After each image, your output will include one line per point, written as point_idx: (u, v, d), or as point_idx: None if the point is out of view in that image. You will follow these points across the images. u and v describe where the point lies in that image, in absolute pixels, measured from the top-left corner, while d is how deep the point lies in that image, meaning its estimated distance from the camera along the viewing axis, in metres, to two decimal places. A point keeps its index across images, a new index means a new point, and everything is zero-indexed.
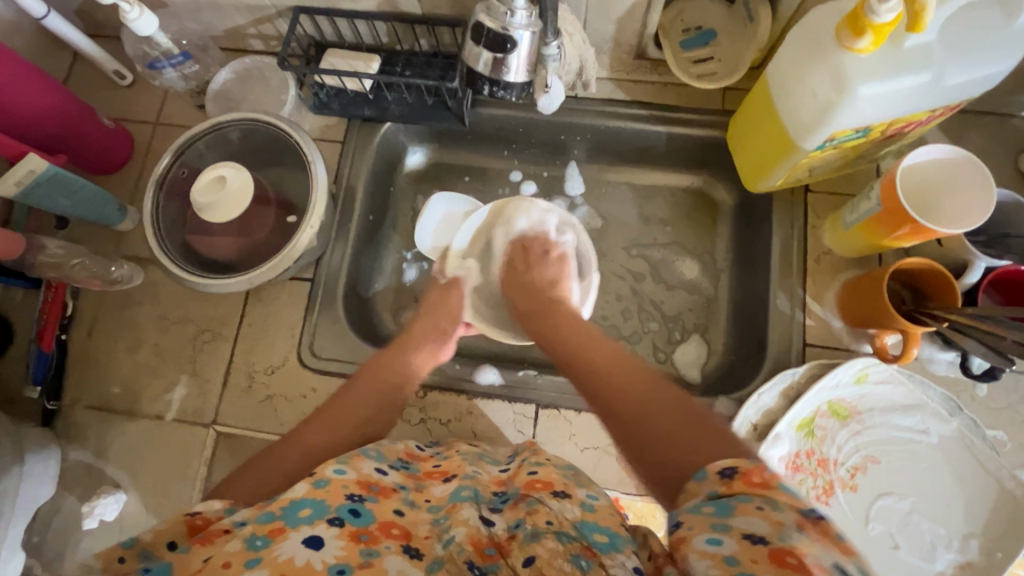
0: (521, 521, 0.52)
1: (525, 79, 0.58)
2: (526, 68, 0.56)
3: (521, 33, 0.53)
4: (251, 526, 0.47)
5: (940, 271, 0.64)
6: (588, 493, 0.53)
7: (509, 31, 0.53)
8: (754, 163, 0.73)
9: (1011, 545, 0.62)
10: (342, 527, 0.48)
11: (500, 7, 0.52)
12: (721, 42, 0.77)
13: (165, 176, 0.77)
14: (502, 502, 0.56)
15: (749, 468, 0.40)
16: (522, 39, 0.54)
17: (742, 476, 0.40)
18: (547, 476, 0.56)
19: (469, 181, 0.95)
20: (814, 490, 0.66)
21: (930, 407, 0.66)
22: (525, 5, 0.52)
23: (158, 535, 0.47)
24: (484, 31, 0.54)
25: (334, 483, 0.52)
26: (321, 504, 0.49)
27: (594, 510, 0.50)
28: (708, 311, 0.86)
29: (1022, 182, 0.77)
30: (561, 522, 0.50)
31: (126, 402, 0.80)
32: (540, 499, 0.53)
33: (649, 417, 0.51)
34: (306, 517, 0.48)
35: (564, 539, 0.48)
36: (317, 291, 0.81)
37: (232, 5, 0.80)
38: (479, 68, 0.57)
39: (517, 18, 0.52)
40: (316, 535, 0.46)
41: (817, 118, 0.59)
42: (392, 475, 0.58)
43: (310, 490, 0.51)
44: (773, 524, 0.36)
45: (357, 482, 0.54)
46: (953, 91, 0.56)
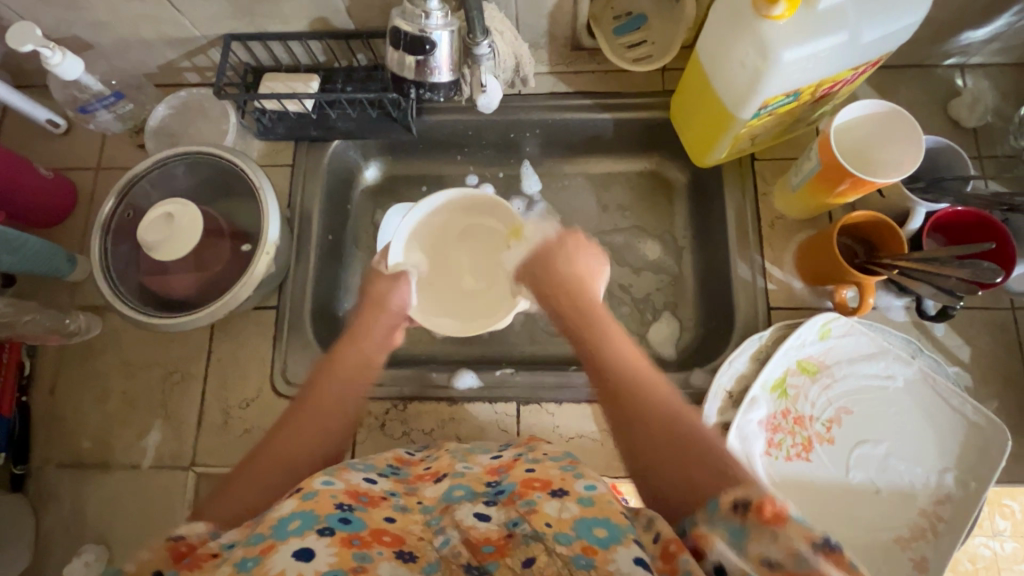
0: (519, 518, 0.52)
1: (450, 79, 0.61)
2: (449, 68, 0.60)
3: (438, 34, 0.56)
4: (240, 551, 0.46)
5: (884, 221, 0.67)
6: (585, 485, 0.53)
7: (427, 32, 0.55)
8: (698, 138, 0.75)
9: (984, 473, 0.64)
10: (332, 535, 0.48)
11: (414, 10, 0.54)
12: (651, 25, 0.79)
13: (111, 220, 0.75)
14: (496, 495, 0.56)
15: (762, 502, 0.42)
16: (440, 38, 0.57)
17: (755, 509, 0.42)
18: (543, 474, 0.56)
19: (426, 191, 0.96)
20: (794, 448, 0.67)
21: (891, 351, 0.69)
22: (438, 6, 0.54)
23: (141, 566, 0.45)
24: (402, 36, 0.56)
25: (322, 494, 0.52)
26: (309, 515, 0.49)
27: (592, 505, 0.50)
28: (675, 289, 0.87)
29: (951, 128, 0.80)
30: (560, 522, 0.49)
31: (99, 455, 0.78)
32: (538, 499, 0.53)
33: (661, 433, 0.54)
34: (296, 528, 0.47)
35: (564, 539, 0.48)
36: (284, 318, 0.80)
37: (161, 39, 0.79)
38: (403, 73, 0.60)
39: (433, 20, 0.55)
40: (307, 547, 0.46)
41: (748, 87, 0.60)
42: (381, 483, 0.59)
43: (299, 502, 0.50)
44: (788, 552, 0.39)
45: (346, 491, 0.54)
46: (871, 48, 0.58)
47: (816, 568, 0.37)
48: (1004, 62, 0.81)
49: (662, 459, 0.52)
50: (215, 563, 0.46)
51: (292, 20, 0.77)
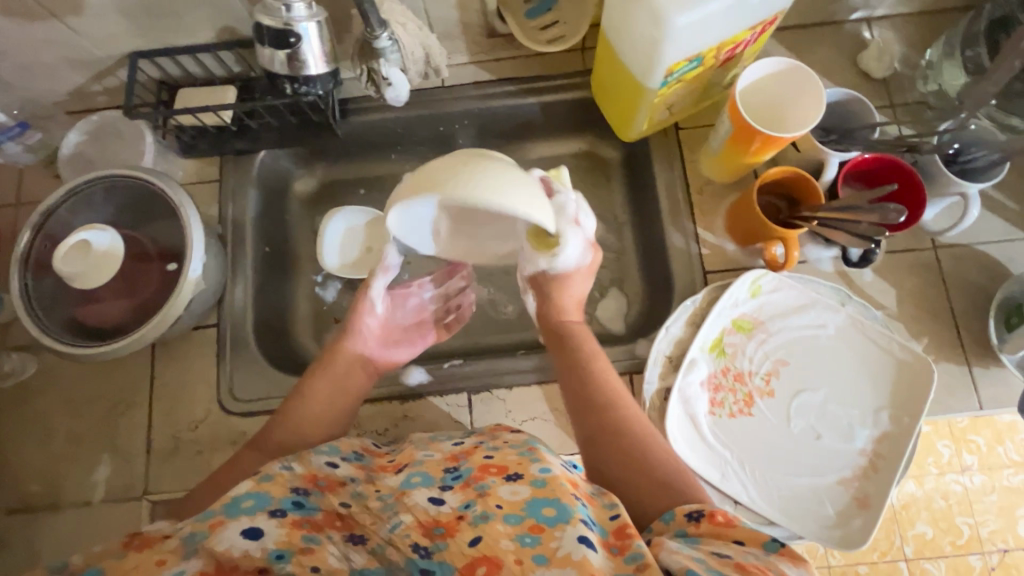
0: (471, 501, 0.51)
1: (326, 70, 0.63)
2: (323, 60, 0.62)
3: (304, 25, 0.58)
4: (189, 525, 0.46)
5: (800, 176, 0.69)
6: (541, 467, 0.52)
7: (291, 25, 0.58)
8: (617, 112, 0.76)
9: (915, 409, 0.66)
10: (284, 517, 0.49)
11: (275, 5, 0.57)
12: (562, 6, 0.80)
13: (30, 254, 0.73)
14: (452, 479, 0.55)
15: (714, 510, 0.47)
16: (307, 31, 0.59)
17: (708, 517, 0.47)
18: (501, 459, 0.55)
19: (365, 193, 0.94)
20: (736, 404, 0.69)
21: (821, 301, 0.70)
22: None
23: (93, 558, 0.43)
24: (266, 30, 0.58)
25: (279, 477, 0.53)
26: (264, 496, 0.50)
27: (544, 486, 0.50)
28: (619, 264, 0.88)
29: (863, 80, 0.83)
30: (510, 504, 0.49)
31: (47, 496, 0.76)
32: (491, 483, 0.52)
33: (631, 451, 0.58)
34: (248, 508, 0.48)
35: (511, 519, 0.48)
36: (226, 336, 0.79)
37: (64, 63, 0.77)
38: (276, 69, 0.62)
39: (296, 12, 0.57)
40: (256, 527, 0.47)
41: (650, 56, 0.62)
42: (343, 468, 0.57)
43: (256, 484, 0.51)
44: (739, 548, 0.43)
45: (304, 476, 0.54)
46: (762, 6, 0.59)
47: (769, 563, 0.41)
48: (907, 12, 0.84)
49: (625, 473, 0.57)
50: (165, 541, 0.45)
51: (198, 32, 0.75)
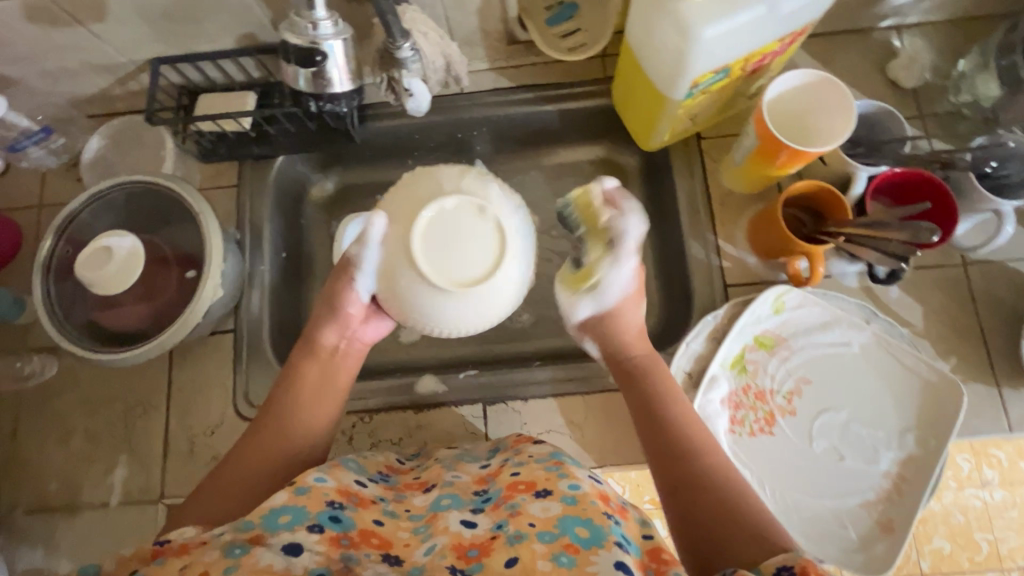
0: (504, 523, 0.51)
1: (350, 87, 0.63)
2: (347, 77, 0.62)
3: (331, 43, 0.57)
4: (229, 536, 0.46)
5: (825, 189, 0.67)
6: (570, 484, 0.53)
7: (318, 44, 0.57)
8: (638, 122, 0.75)
9: (943, 431, 0.65)
10: (323, 532, 0.48)
11: (301, 23, 0.56)
12: (583, 13, 0.78)
13: (52, 258, 0.73)
14: (483, 503, 0.55)
15: (806, 566, 0.42)
16: (332, 49, 0.58)
17: (801, 575, 0.42)
18: (528, 475, 0.55)
19: (381, 199, 0.94)
20: (757, 423, 0.68)
21: (846, 319, 0.69)
22: (326, 16, 0.56)
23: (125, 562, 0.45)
24: (292, 50, 0.57)
25: (314, 490, 0.52)
26: (301, 511, 0.49)
27: (575, 503, 0.50)
28: (637, 274, 0.87)
29: (892, 89, 0.81)
30: (544, 522, 0.49)
31: (65, 496, 0.77)
32: (522, 501, 0.52)
33: (713, 498, 0.53)
34: (286, 523, 0.48)
35: (546, 539, 0.47)
36: (242, 341, 0.79)
37: (86, 68, 0.77)
38: (300, 86, 0.61)
39: (322, 30, 0.56)
40: (296, 543, 0.46)
41: (674, 68, 0.60)
42: (372, 487, 0.58)
43: (292, 497, 0.50)
44: None
45: (337, 490, 0.54)
46: (792, 18, 0.58)
47: None
48: (938, 19, 0.82)
49: (710, 523, 0.52)
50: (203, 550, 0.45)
51: (218, 38, 0.75)
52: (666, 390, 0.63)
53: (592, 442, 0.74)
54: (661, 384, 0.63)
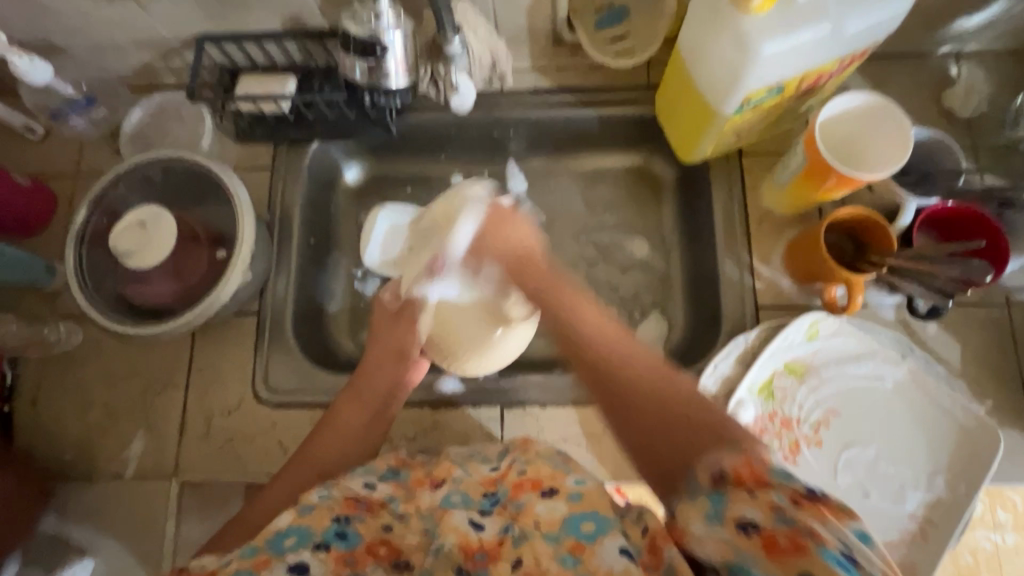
0: (509, 525, 0.50)
1: (406, 82, 0.62)
2: (404, 71, 0.61)
3: (391, 36, 0.57)
4: (234, 563, 0.44)
5: (873, 218, 0.65)
6: (575, 481, 0.52)
7: (378, 35, 0.56)
8: (681, 136, 0.73)
9: (975, 476, 0.63)
10: (328, 551, 0.48)
11: (363, 14, 0.55)
12: (633, 19, 0.77)
13: (85, 229, 0.74)
14: (491, 504, 0.53)
15: (738, 466, 0.40)
16: (393, 39, 0.58)
17: (734, 475, 0.41)
18: (536, 473, 0.54)
19: (411, 192, 0.93)
20: (782, 451, 0.66)
21: (880, 352, 0.67)
22: (389, 9, 0.55)
23: None
24: (350, 39, 0.57)
25: (318, 509, 0.51)
26: (306, 531, 0.49)
27: (581, 501, 0.49)
28: (664, 288, 0.85)
29: (945, 118, 0.78)
30: (549, 522, 0.48)
31: (82, 465, 0.77)
32: (528, 500, 0.51)
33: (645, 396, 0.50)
34: (291, 545, 0.47)
35: (551, 539, 0.46)
36: (265, 324, 0.79)
37: (133, 41, 0.77)
38: (356, 77, 0.61)
39: (384, 22, 0.56)
40: (302, 561, 0.46)
41: (729, 83, 0.59)
42: (380, 489, 0.57)
43: (296, 517, 0.50)
44: (765, 509, 0.37)
45: (342, 502, 0.53)
46: (856, 39, 0.56)
47: (796, 521, 0.36)
48: (1000, 48, 0.79)
49: (647, 427, 0.49)
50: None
51: (265, 20, 0.75)
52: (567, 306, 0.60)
53: (608, 455, 0.73)
54: (567, 300, 0.60)
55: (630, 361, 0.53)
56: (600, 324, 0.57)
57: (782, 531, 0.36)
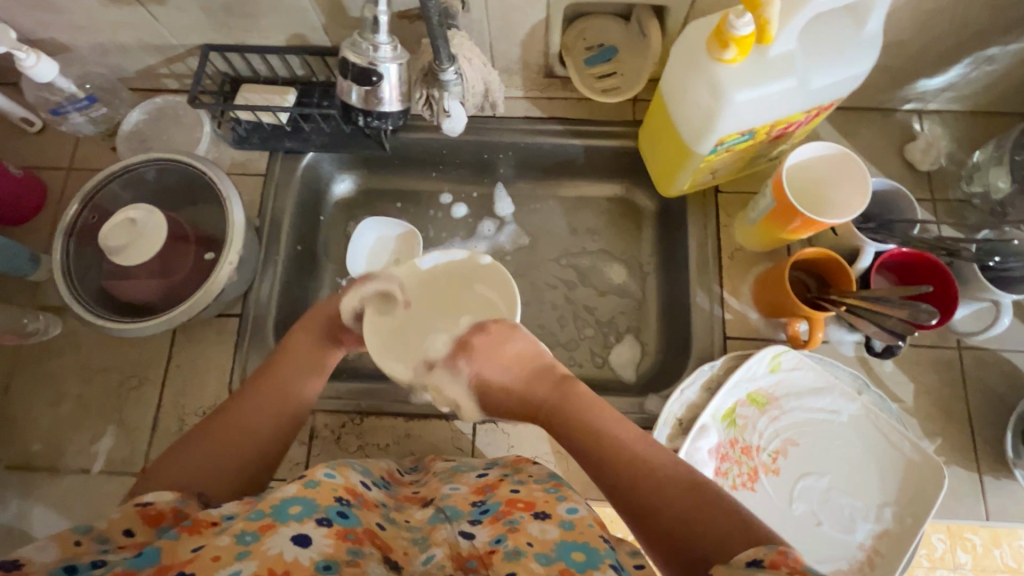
0: (502, 536, 0.51)
1: (398, 108, 0.65)
2: (397, 96, 0.64)
3: (387, 66, 0.60)
4: (240, 524, 0.46)
5: (835, 259, 0.69)
6: (568, 508, 0.53)
7: (376, 65, 0.59)
8: (660, 170, 0.77)
9: (920, 510, 0.66)
10: (330, 526, 0.48)
11: (364, 45, 0.59)
12: (622, 57, 0.80)
13: (76, 223, 0.75)
14: (480, 513, 0.55)
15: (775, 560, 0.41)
16: (389, 70, 0.61)
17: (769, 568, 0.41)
18: (528, 495, 0.56)
19: (400, 207, 0.95)
20: (740, 476, 0.69)
21: (838, 387, 0.70)
22: (387, 41, 0.59)
23: (115, 522, 0.46)
24: (350, 66, 0.60)
25: (323, 485, 0.52)
26: (310, 503, 0.49)
27: (573, 528, 0.51)
28: (639, 314, 0.88)
29: (907, 170, 0.83)
30: (541, 543, 0.49)
31: (48, 458, 0.77)
32: (521, 518, 0.53)
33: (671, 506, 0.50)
34: (296, 514, 0.47)
35: (542, 560, 0.47)
36: (246, 326, 0.80)
37: (139, 45, 0.80)
38: (352, 101, 0.64)
39: (381, 53, 0.59)
40: (305, 535, 0.46)
41: (703, 127, 0.63)
42: (375, 491, 0.58)
43: (301, 489, 0.50)
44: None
45: (345, 487, 0.54)
46: (822, 93, 0.61)
47: None
48: (960, 109, 0.85)
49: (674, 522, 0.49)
50: (213, 530, 0.46)
51: (270, 35, 0.78)
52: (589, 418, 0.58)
53: (576, 472, 0.75)
54: (552, 387, 0.61)
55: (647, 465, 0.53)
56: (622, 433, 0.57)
57: None
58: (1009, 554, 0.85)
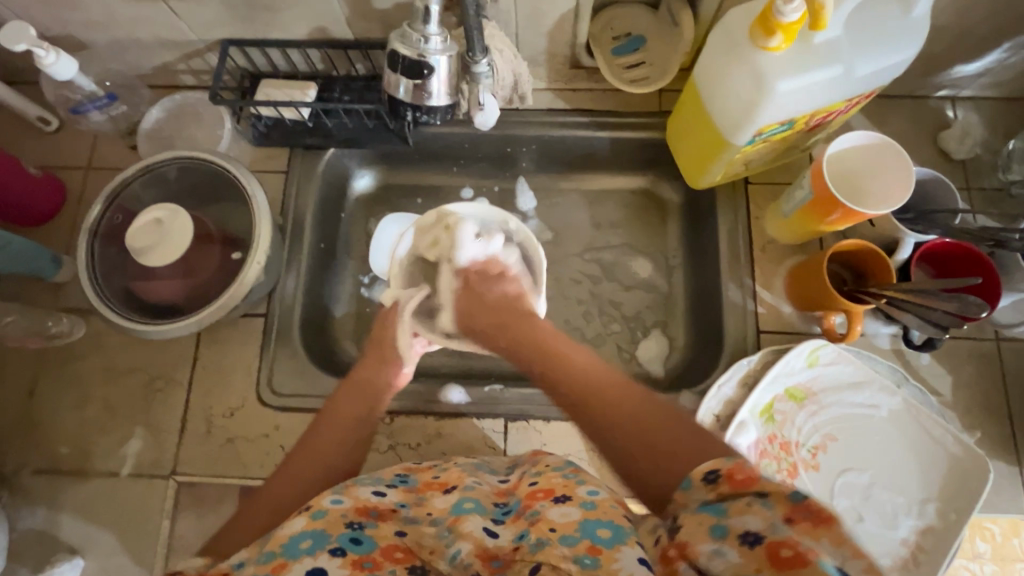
0: (525, 532, 0.50)
1: (447, 100, 0.63)
2: (446, 90, 0.62)
3: (437, 58, 0.58)
4: (251, 569, 0.45)
5: (875, 251, 0.67)
6: (588, 491, 0.53)
7: (425, 57, 0.58)
8: (692, 163, 0.76)
9: (963, 506, 0.65)
10: (343, 555, 0.47)
11: (413, 35, 0.57)
12: (650, 47, 0.79)
13: (99, 223, 0.74)
14: (504, 514, 0.54)
15: (731, 469, 0.40)
16: (439, 63, 0.59)
17: (726, 478, 0.40)
18: (547, 484, 0.55)
19: (421, 203, 0.94)
20: (779, 474, 0.68)
21: (878, 381, 0.69)
22: (438, 31, 0.57)
23: None
24: (400, 59, 0.59)
25: (331, 513, 0.51)
26: (321, 534, 0.48)
27: (595, 508, 0.50)
28: (667, 308, 0.87)
29: (942, 158, 0.82)
30: (564, 525, 0.49)
31: (76, 461, 0.76)
32: (542, 507, 0.52)
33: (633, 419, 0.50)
34: (307, 548, 0.46)
35: (569, 541, 0.47)
36: (272, 326, 0.79)
37: (158, 41, 0.78)
38: (399, 94, 0.63)
39: (432, 44, 0.57)
40: (319, 567, 0.45)
41: (743, 115, 0.61)
42: (390, 495, 0.56)
43: (309, 521, 0.49)
44: (767, 521, 0.37)
45: (354, 508, 0.52)
46: (866, 81, 0.59)
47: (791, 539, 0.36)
48: (994, 95, 0.83)
49: (639, 444, 0.48)
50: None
51: (291, 29, 0.76)
52: (563, 361, 0.61)
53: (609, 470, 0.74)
54: (531, 326, 0.67)
55: (610, 397, 0.54)
56: (584, 370, 0.59)
57: (783, 543, 0.36)
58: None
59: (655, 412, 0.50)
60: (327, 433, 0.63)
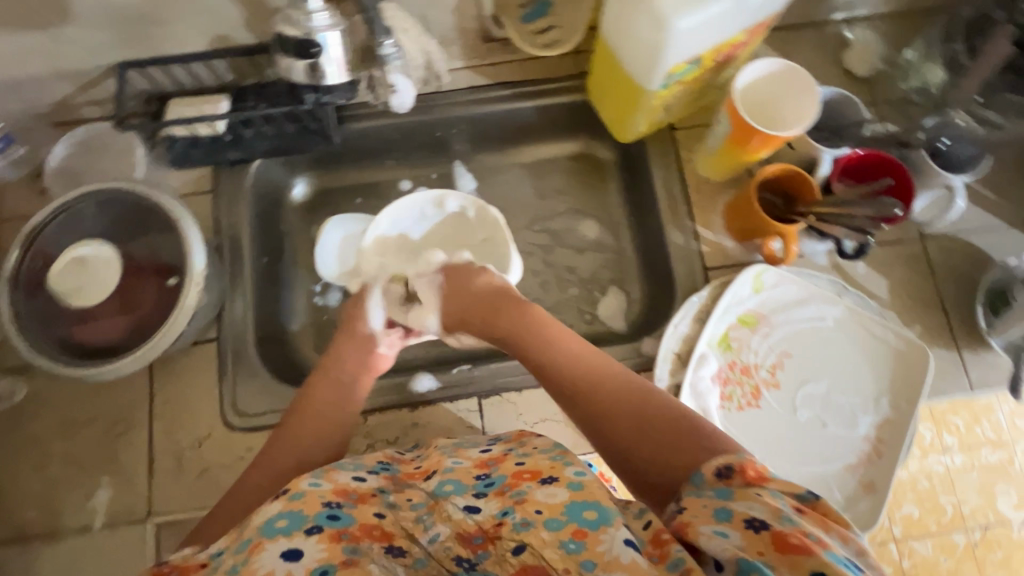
0: (508, 509, 0.50)
1: (345, 77, 0.63)
2: (343, 67, 0.62)
3: (324, 35, 0.57)
4: (228, 558, 0.45)
5: (796, 172, 0.70)
6: (575, 470, 0.52)
7: (313, 36, 0.57)
8: (616, 116, 0.77)
9: (912, 395, 0.70)
10: (321, 531, 0.47)
11: (297, 14, 0.56)
12: (557, 10, 0.80)
13: (19, 273, 0.70)
14: (485, 487, 0.54)
15: (744, 465, 0.46)
16: (326, 40, 0.58)
17: (738, 472, 0.45)
18: (534, 464, 0.54)
19: (361, 202, 0.92)
20: (745, 397, 0.71)
21: (819, 295, 0.73)
22: (321, 7, 0.55)
23: None
24: (288, 41, 0.58)
25: (309, 494, 0.51)
26: (298, 515, 0.48)
27: (582, 489, 0.49)
28: (620, 265, 0.89)
29: (848, 77, 0.86)
30: (550, 508, 0.48)
31: (43, 523, 0.73)
32: (527, 489, 0.51)
33: (630, 414, 0.57)
34: (283, 527, 0.46)
35: (553, 526, 0.47)
36: (227, 349, 0.77)
37: (48, 74, 0.74)
38: (296, 77, 0.62)
39: (317, 21, 0.56)
40: (295, 548, 0.45)
41: (652, 57, 0.62)
42: (371, 480, 0.57)
43: (286, 504, 0.49)
44: (773, 510, 0.40)
45: (333, 490, 0.53)
46: (759, 9, 0.61)
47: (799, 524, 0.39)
48: (886, 12, 0.87)
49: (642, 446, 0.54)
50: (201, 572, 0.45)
51: (190, 41, 0.74)
52: (558, 351, 0.65)
53: None
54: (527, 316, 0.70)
55: (613, 390, 0.59)
56: (587, 360, 0.64)
57: (787, 528, 0.38)
58: (989, 429, 0.83)
59: (658, 410, 0.56)
60: (296, 430, 0.64)
